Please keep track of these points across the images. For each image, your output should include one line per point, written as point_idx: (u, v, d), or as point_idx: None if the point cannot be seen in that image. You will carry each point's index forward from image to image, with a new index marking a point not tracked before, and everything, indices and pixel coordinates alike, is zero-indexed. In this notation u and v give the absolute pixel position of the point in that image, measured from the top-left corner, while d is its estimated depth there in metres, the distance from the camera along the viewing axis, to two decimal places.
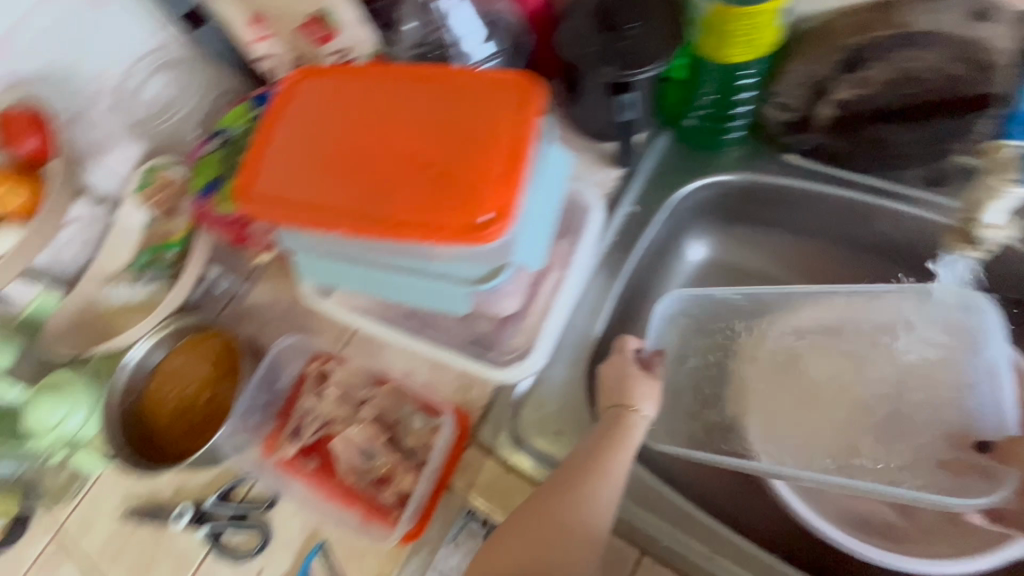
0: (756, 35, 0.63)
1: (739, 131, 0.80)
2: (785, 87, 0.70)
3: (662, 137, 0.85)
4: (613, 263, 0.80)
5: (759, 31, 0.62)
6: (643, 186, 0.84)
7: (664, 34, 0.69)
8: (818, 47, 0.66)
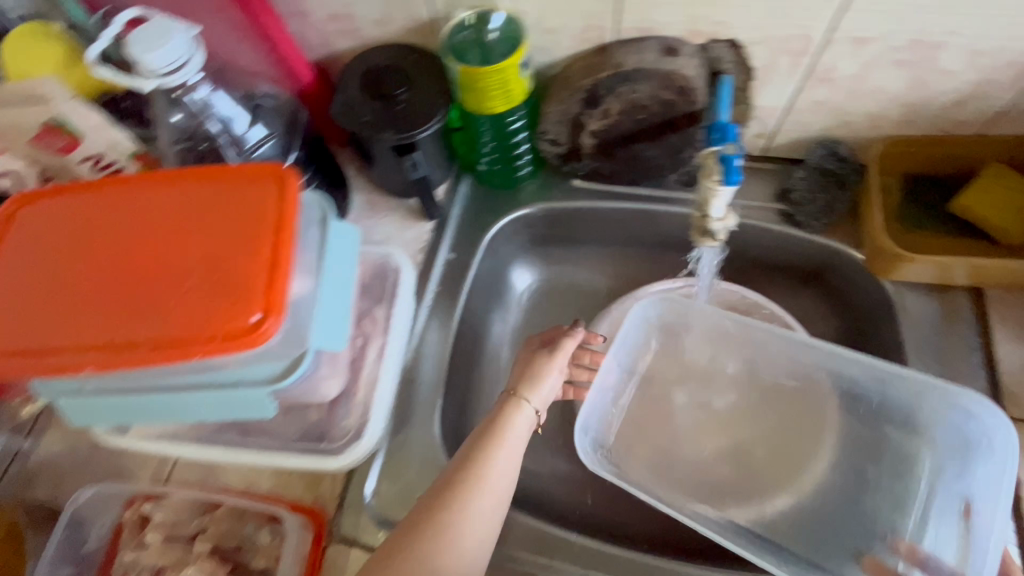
0: (508, 89, 0.69)
1: (526, 169, 0.88)
2: (548, 127, 0.77)
3: (464, 183, 0.90)
4: (443, 311, 0.82)
5: (509, 85, 0.68)
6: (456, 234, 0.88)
7: (432, 97, 0.75)
8: (563, 93, 0.73)
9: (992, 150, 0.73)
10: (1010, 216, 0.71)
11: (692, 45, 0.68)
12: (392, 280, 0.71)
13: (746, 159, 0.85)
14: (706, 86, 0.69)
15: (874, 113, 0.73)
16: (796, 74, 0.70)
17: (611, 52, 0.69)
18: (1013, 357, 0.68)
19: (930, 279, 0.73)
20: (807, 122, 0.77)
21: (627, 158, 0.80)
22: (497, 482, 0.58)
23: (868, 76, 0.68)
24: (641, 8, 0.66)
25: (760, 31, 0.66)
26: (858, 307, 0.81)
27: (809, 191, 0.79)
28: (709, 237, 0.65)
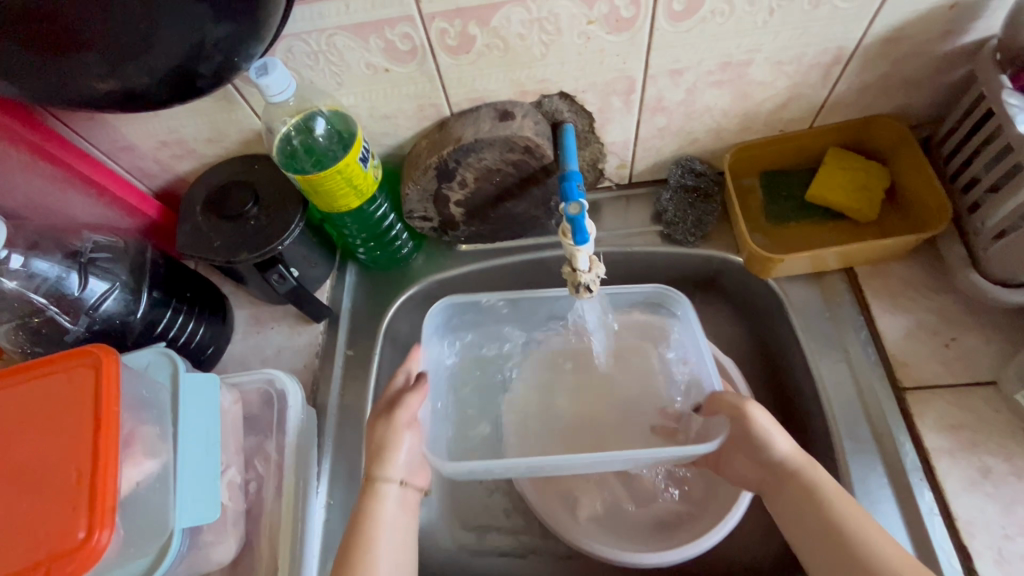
0: (355, 186, 0.67)
1: (409, 245, 0.86)
2: (413, 206, 0.76)
3: (350, 272, 0.88)
4: (355, 414, 0.78)
5: (354, 182, 0.66)
6: (352, 327, 0.85)
7: (284, 206, 0.72)
8: (415, 173, 0.72)
9: (830, 137, 0.77)
10: (858, 196, 0.75)
11: (525, 104, 0.69)
12: (278, 407, 0.67)
13: (618, 189, 0.87)
14: (549, 141, 0.69)
15: (714, 128, 0.75)
16: (631, 110, 0.72)
17: (450, 127, 0.69)
18: (895, 329, 0.70)
19: (805, 270, 0.75)
20: (659, 147, 0.79)
21: (501, 216, 0.80)
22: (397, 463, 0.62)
23: (695, 98, 0.70)
24: (466, 81, 0.66)
25: (584, 79, 0.66)
26: (754, 307, 0.83)
27: (679, 210, 0.81)
28: (581, 290, 0.65)
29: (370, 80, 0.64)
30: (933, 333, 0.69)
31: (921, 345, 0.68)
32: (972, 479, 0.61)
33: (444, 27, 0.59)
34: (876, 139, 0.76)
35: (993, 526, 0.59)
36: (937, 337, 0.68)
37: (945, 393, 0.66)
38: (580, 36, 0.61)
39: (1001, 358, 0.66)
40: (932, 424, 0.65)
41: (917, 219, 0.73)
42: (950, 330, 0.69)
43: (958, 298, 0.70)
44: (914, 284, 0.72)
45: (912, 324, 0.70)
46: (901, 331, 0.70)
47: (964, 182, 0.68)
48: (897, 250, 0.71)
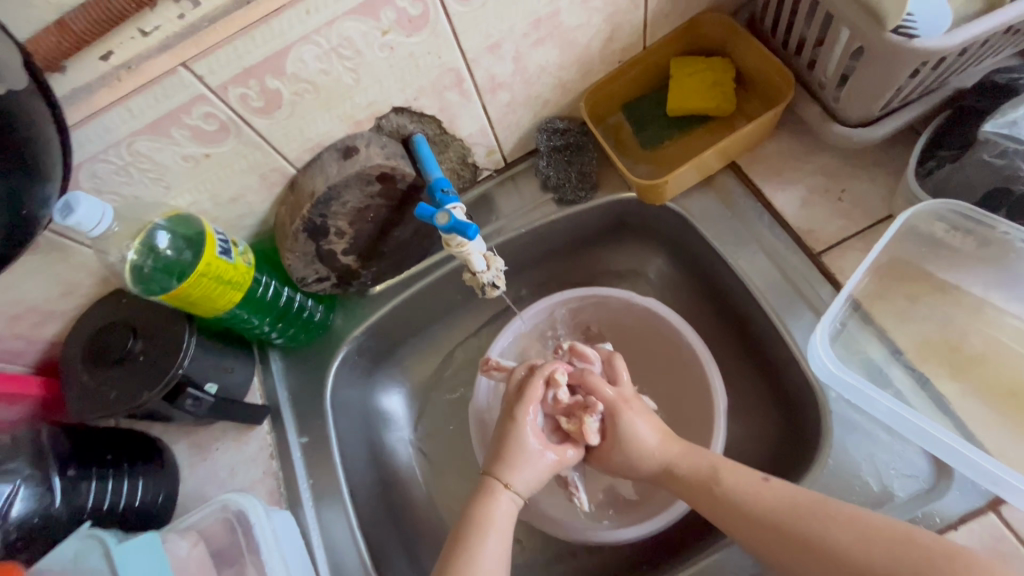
0: (229, 281, 0.64)
1: (320, 309, 0.82)
2: (302, 273, 0.73)
3: (274, 360, 0.83)
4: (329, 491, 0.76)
5: (227, 278, 0.63)
6: (298, 415, 0.81)
7: (166, 328, 0.67)
8: (287, 243, 0.68)
9: (665, 50, 0.78)
10: (712, 95, 0.77)
11: (364, 133, 0.66)
12: (243, 530, 0.64)
13: (499, 174, 0.85)
14: (403, 159, 0.67)
15: (558, 83, 0.75)
16: (471, 98, 0.70)
17: (300, 185, 0.66)
18: (792, 203, 0.72)
19: (694, 182, 0.77)
20: (517, 120, 0.78)
21: (394, 246, 0.77)
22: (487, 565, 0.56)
23: (525, 64, 0.69)
24: (296, 135, 0.62)
25: (409, 89, 0.64)
26: (667, 236, 0.83)
27: (560, 171, 0.81)
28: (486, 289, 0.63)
29: (196, 171, 0.61)
30: (825, 193, 0.71)
31: (818, 208, 0.71)
32: (906, 311, 0.63)
33: (244, 92, 0.55)
34: (707, 36, 0.77)
35: (944, 346, 0.61)
36: (830, 194, 0.71)
37: (853, 243, 0.68)
38: (382, 49, 0.58)
39: (889, 191, 0.69)
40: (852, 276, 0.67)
41: (770, 95, 0.75)
42: (838, 184, 0.71)
43: (834, 153, 0.72)
44: (793, 154, 0.74)
45: (804, 192, 0.72)
46: (797, 203, 0.72)
47: (795, 46, 0.70)
48: (764, 131, 0.73)
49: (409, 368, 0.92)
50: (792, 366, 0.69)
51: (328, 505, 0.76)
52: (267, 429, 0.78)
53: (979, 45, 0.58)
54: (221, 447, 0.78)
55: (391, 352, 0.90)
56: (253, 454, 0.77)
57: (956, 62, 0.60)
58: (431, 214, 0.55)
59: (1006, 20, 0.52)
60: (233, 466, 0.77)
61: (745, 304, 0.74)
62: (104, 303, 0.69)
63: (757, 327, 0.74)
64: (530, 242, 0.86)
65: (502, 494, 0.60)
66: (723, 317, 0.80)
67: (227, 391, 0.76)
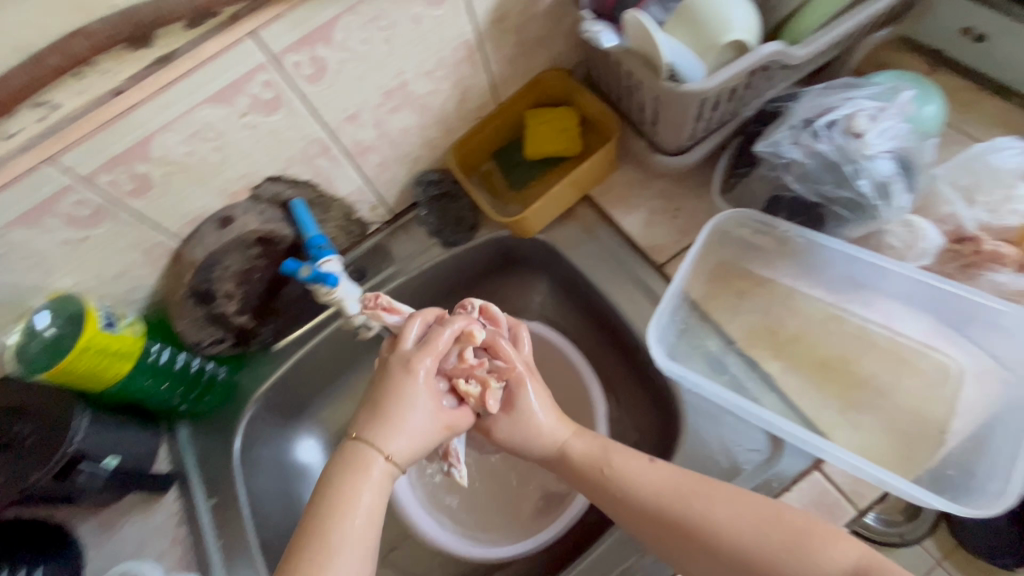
0: (116, 352, 0.67)
1: (223, 370, 0.85)
2: (197, 337, 0.77)
3: (182, 426, 0.85)
4: (239, 549, 0.77)
5: (113, 349, 0.66)
6: (207, 479, 0.82)
7: (58, 407, 0.69)
8: (176, 310, 0.73)
9: (518, 104, 0.89)
10: (561, 139, 0.88)
11: (242, 202, 0.72)
12: None
13: (388, 225, 0.93)
14: (281, 222, 0.74)
15: (424, 140, 0.84)
16: (342, 162, 0.78)
17: (184, 256, 0.71)
18: (637, 224, 0.82)
19: (556, 214, 0.86)
20: (393, 176, 0.86)
21: (289, 302, 0.82)
22: (353, 515, 0.53)
23: (386, 128, 0.78)
24: (173, 211, 0.68)
25: (279, 159, 0.72)
26: (546, 264, 0.92)
27: (440, 217, 0.89)
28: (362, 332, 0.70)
29: (76, 254, 0.65)
30: (663, 212, 0.82)
31: (658, 226, 0.81)
32: (735, 305, 0.72)
33: (113, 179, 0.61)
34: (553, 90, 0.89)
35: (768, 331, 0.70)
36: (666, 213, 0.82)
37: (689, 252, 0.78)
38: (244, 129, 0.66)
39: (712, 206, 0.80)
40: None
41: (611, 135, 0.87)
42: (672, 204, 0.82)
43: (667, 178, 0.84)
44: (634, 182, 0.85)
45: (646, 214, 0.82)
46: (641, 223, 0.82)
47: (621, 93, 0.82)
48: (606, 166, 0.84)
49: (324, 418, 0.95)
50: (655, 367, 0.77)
51: (239, 563, 0.76)
52: (175, 497, 0.79)
53: (747, 82, 0.70)
54: (128, 520, 0.79)
55: (304, 406, 0.94)
56: (161, 523, 0.78)
57: (734, 97, 0.72)
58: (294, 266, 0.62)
59: (753, 64, 0.65)
60: (141, 539, 0.77)
61: (612, 316, 0.83)
62: None
63: (626, 336, 0.82)
64: (423, 284, 0.93)
65: (376, 469, 0.56)
66: (601, 331, 0.88)
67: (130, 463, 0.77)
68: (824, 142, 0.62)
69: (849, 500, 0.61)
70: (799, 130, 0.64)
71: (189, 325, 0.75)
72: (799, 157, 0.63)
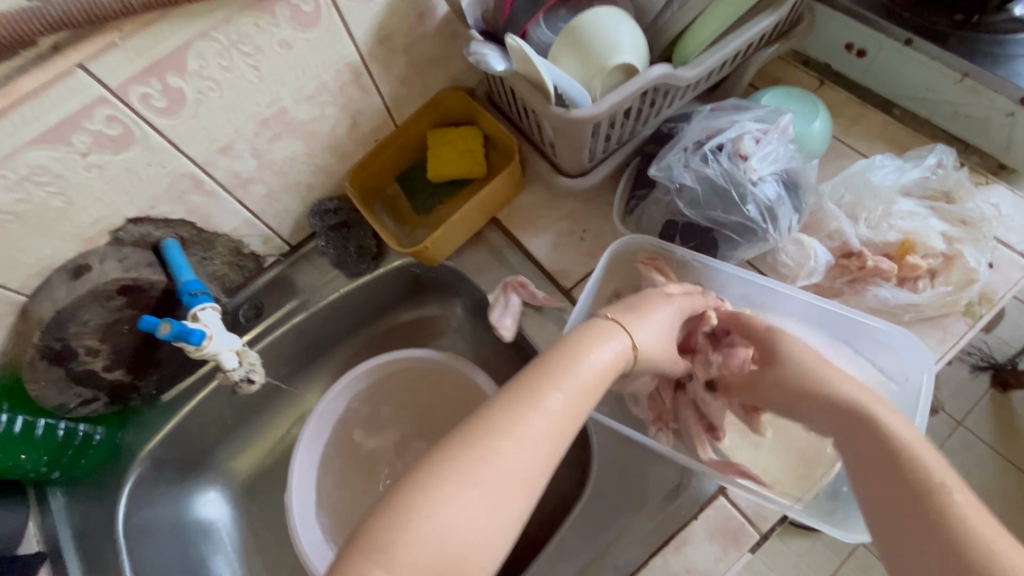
0: None
1: (99, 430, 0.76)
2: (60, 399, 0.69)
3: (53, 496, 0.76)
4: None
5: None
6: (87, 556, 0.73)
7: None
8: (26, 373, 0.64)
9: (419, 125, 0.85)
10: (465, 161, 0.84)
11: (98, 248, 0.64)
12: None
13: (286, 257, 0.86)
14: (148, 267, 0.68)
15: (316, 167, 0.78)
16: (220, 196, 0.71)
17: (30, 312, 0.63)
18: (545, 248, 0.80)
19: (463, 240, 0.83)
20: (285, 208, 0.80)
21: (171, 351, 0.75)
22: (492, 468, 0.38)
23: (269, 158, 0.72)
24: (9, 264, 0.60)
25: (140, 199, 0.64)
26: (459, 292, 0.89)
27: (341, 248, 0.83)
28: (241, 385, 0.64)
29: None
30: (569, 235, 0.80)
31: (565, 249, 0.79)
32: None
33: None
34: (454, 109, 0.86)
35: None
36: (573, 236, 0.80)
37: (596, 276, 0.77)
38: (89, 169, 0.58)
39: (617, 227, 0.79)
40: None
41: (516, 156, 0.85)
42: (579, 226, 0.80)
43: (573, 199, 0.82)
44: (540, 203, 0.83)
45: (553, 237, 0.80)
46: (549, 247, 0.80)
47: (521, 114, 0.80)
48: (511, 189, 0.82)
49: (227, 471, 0.87)
50: None
51: None
52: None
53: (641, 103, 0.69)
54: None
55: (203, 459, 0.86)
56: None
57: (629, 118, 0.71)
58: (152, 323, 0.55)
59: (641, 87, 0.64)
60: None
61: (524, 343, 0.80)
62: None
63: None
64: (328, 318, 0.87)
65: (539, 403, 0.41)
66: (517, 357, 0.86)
67: None
68: (711, 166, 0.62)
69: (754, 524, 0.61)
70: (690, 154, 0.64)
71: (46, 388, 0.66)
72: (689, 182, 0.63)
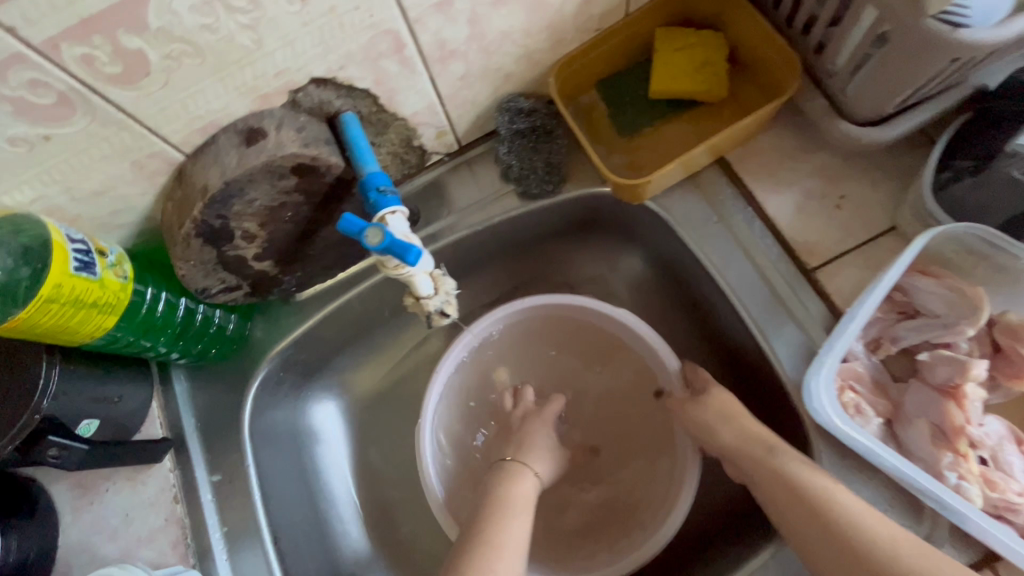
0: (95, 304, 0.49)
1: (233, 320, 0.68)
2: (204, 283, 0.59)
3: (177, 379, 0.69)
4: (247, 534, 0.64)
5: (90, 299, 0.48)
6: (210, 447, 0.68)
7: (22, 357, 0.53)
8: (177, 249, 0.54)
9: (651, 18, 0.66)
10: (701, 77, 0.66)
11: (274, 110, 0.51)
12: None
13: (452, 158, 0.72)
14: (327, 145, 0.53)
15: (523, 52, 0.61)
16: (415, 68, 0.56)
17: (190, 177, 0.51)
18: (786, 209, 0.63)
19: (678, 178, 0.66)
20: (473, 97, 0.64)
21: (325, 248, 0.63)
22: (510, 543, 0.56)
23: (483, 29, 0.55)
24: (175, 112, 0.47)
25: (333, 55, 0.50)
26: (643, 237, 0.74)
27: (525, 160, 0.68)
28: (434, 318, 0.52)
29: (35, 159, 0.45)
30: (822, 198, 0.63)
31: (814, 215, 0.62)
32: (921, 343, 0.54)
33: (89, 53, 0.40)
34: (699, 4, 0.66)
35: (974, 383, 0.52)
36: (826, 200, 0.62)
37: (851, 258, 0.60)
38: (292, 1, 0.44)
39: (891, 201, 0.61)
40: (847, 296, 0.59)
41: (768, 80, 0.66)
42: (837, 189, 0.63)
43: (834, 152, 0.64)
44: (788, 150, 0.65)
45: (799, 197, 0.63)
46: (792, 209, 0.63)
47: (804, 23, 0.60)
48: (759, 123, 0.64)
49: (347, 382, 0.80)
50: (780, 396, 0.62)
51: (245, 551, 0.64)
52: (170, 467, 0.65)
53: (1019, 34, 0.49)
54: (113, 486, 0.64)
55: (323, 365, 0.77)
56: (152, 496, 0.64)
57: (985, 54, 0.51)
58: (360, 228, 0.42)
59: None
60: (128, 511, 0.64)
61: (728, 320, 0.66)
62: None
63: (739, 346, 0.66)
64: (488, 240, 0.73)
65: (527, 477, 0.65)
66: (702, 330, 0.72)
67: (114, 426, 0.62)
68: None
69: None
70: None
71: (195, 269, 0.56)
72: None
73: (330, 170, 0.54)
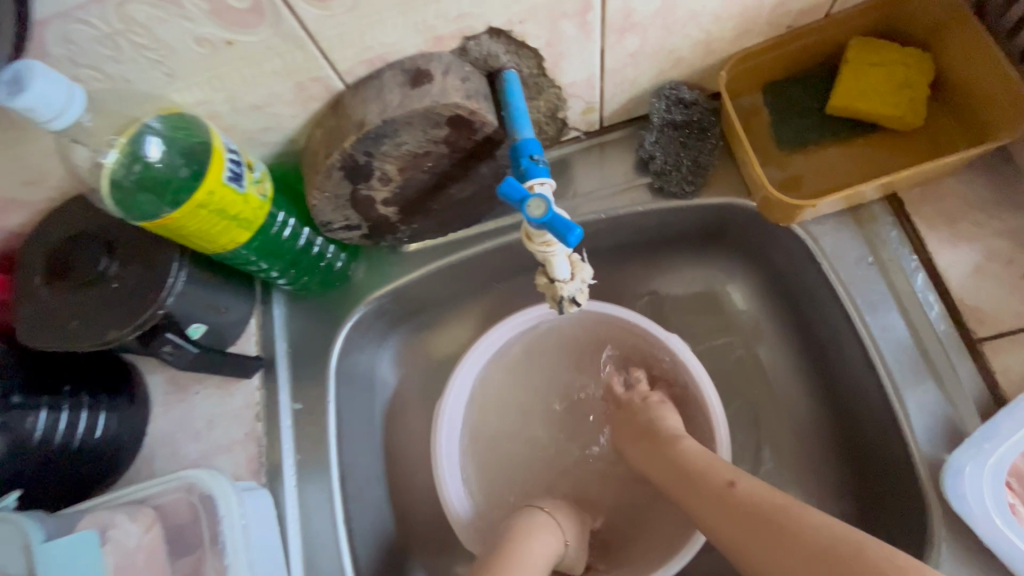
0: (236, 216, 0.48)
1: (341, 258, 0.68)
2: (329, 217, 0.58)
3: (277, 302, 0.70)
4: (317, 466, 0.65)
5: (233, 213, 0.48)
6: (296, 374, 0.69)
7: (155, 251, 0.53)
8: (316, 178, 0.53)
9: (852, 25, 0.59)
10: (894, 100, 0.58)
11: (444, 55, 0.49)
12: (207, 516, 0.52)
13: (589, 137, 0.67)
14: (486, 101, 0.50)
15: (702, 39, 0.56)
16: (592, 36, 0.52)
17: (346, 108, 0.50)
18: (960, 267, 0.56)
19: (839, 207, 0.60)
20: (634, 77, 0.60)
21: (447, 205, 0.62)
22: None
23: (674, 5, 0.51)
24: (351, 39, 0.45)
25: (520, 7, 0.47)
26: (774, 262, 0.67)
27: (671, 154, 0.63)
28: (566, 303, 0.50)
29: (212, 62, 0.44)
30: (1007, 263, 0.55)
31: (993, 280, 0.55)
32: None
33: None
34: (912, 19, 0.58)
35: None
36: (1010, 265, 0.55)
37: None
38: None
39: None
40: (1012, 376, 0.52)
41: (972, 118, 0.58)
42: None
43: None
44: (976, 202, 0.57)
45: (979, 256, 0.56)
46: (968, 268, 0.56)
47: None
48: (954, 164, 0.56)
49: (427, 342, 0.79)
50: (904, 469, 0.55)
51: (310, 483, 0.64)
52: (256, 385, 0.66)
53: None
54: (201, 391, 0.66)
55: (409, 318, 0.77)
56: (237, 409, 0.65)
57: None
58: (525, 198, 0.40)
59: None
60: (212, 419, 0.65)
61: (857, 372, 0.60)
62: (76, 201, 0.57)
63: (863, 403, 0.60)
64: (607, 232, 0.69)
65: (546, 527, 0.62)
66: (818, 374, 0.66)
67: (215, 334, 0.63)
68: None
69: None
70: None
71: (327, 203, 0.55)
72: None
73: (482, 128, 0.51)
